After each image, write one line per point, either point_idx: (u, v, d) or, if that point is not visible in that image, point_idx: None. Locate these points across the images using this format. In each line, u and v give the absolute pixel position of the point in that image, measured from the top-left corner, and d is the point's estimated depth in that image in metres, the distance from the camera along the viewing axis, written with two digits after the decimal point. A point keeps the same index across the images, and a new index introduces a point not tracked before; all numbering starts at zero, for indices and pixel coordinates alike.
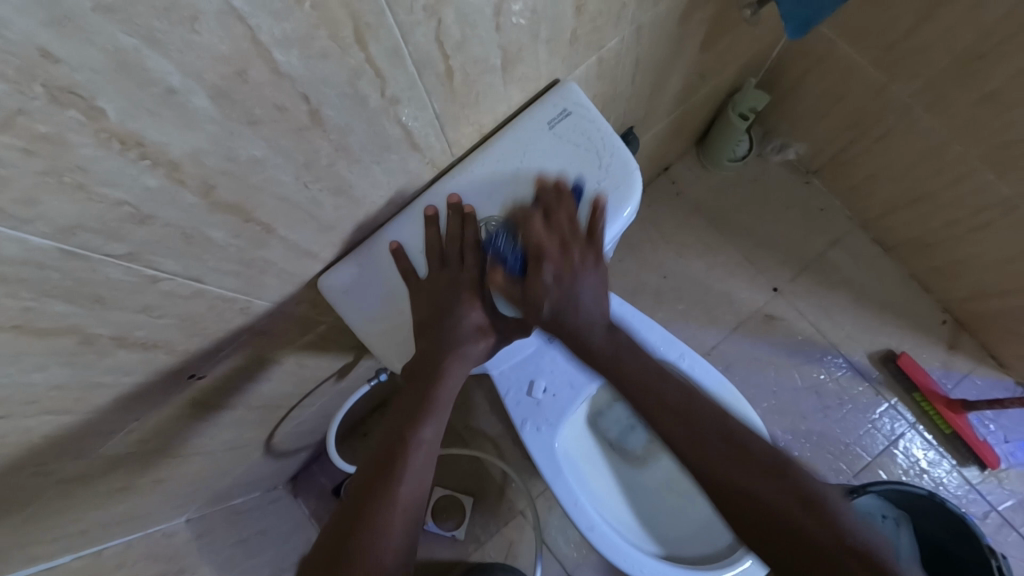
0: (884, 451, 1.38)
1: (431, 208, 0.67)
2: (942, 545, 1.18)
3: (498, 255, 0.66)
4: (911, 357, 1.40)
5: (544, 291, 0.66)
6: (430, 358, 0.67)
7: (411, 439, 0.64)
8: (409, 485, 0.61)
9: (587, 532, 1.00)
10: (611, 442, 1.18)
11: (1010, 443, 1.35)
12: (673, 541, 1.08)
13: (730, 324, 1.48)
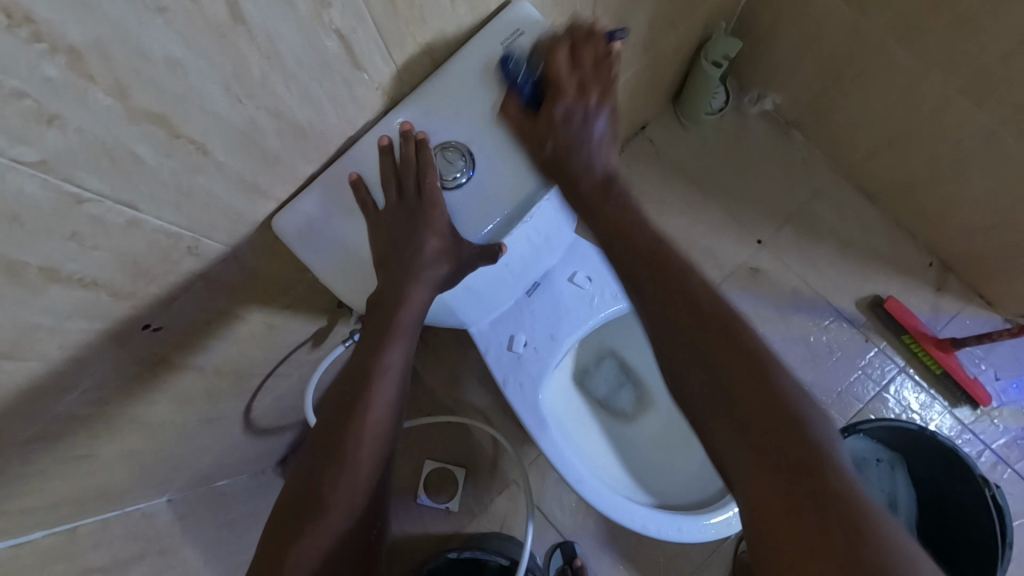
0: (876, 397, 1.38)
1: (384, 138, 0.64)
2: (939, 485, 1.17)
3: (509, 79, 0.66)
4: (899, 302, 1.38)
5: (553, 126, 0.68)
6: (392, 289, 0.67)
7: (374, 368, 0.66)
8: (376, 414, 0.65)
9: (577, 487, 0.98)
10: (599, 401, 1.16)
11: (1002, 382, 1.34)
12: (663, 492, 1.08)
13: (716, 280, 1.46)
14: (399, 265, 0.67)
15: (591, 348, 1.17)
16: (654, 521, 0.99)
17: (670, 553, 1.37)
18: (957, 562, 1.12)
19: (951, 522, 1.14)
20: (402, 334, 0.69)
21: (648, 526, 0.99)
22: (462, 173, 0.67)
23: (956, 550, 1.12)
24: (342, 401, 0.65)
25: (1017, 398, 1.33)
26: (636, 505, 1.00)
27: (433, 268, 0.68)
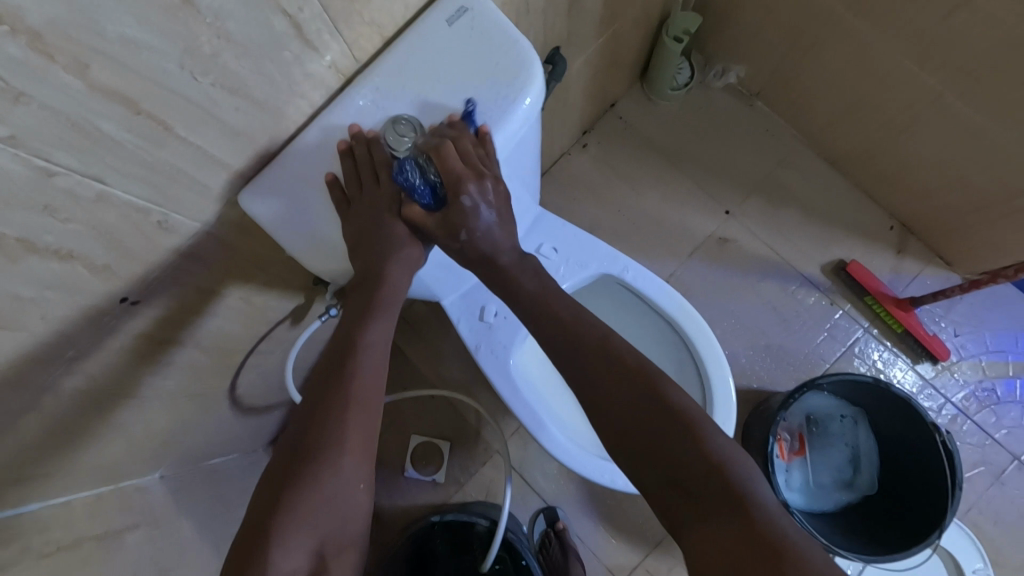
0: (841, 357, 1.43)
1: (341, 143, 0.69)
2: (898, 436, 1.22)
3: (408, 188, 0.71)
4: (862, 265, 1.43)
5: (463, 219, 0.72)
6: (375, 272, 0.73)
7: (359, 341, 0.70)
8: (363, 381, 0.67)
9: (547, 446, 1.04)
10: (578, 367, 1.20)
11: (960, 337, 1.40)
12: None
13: (686, 251, 1.51)
14: (379, 255, 0.73)
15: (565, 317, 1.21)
16: (623, 476, 1.04)
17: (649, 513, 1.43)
18: (911, 515, 1.17)
19: (911, 475, 1.19)
20: (386, 311, 0.73)
21: (618, 481, 1.03)
22: (410, 146, 0.69)
23: (914, 502, 1.17)
24: (328, 374, 0.68)
25: (975, 352, 1.40)
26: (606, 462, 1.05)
27: (406, 252, 0.75)
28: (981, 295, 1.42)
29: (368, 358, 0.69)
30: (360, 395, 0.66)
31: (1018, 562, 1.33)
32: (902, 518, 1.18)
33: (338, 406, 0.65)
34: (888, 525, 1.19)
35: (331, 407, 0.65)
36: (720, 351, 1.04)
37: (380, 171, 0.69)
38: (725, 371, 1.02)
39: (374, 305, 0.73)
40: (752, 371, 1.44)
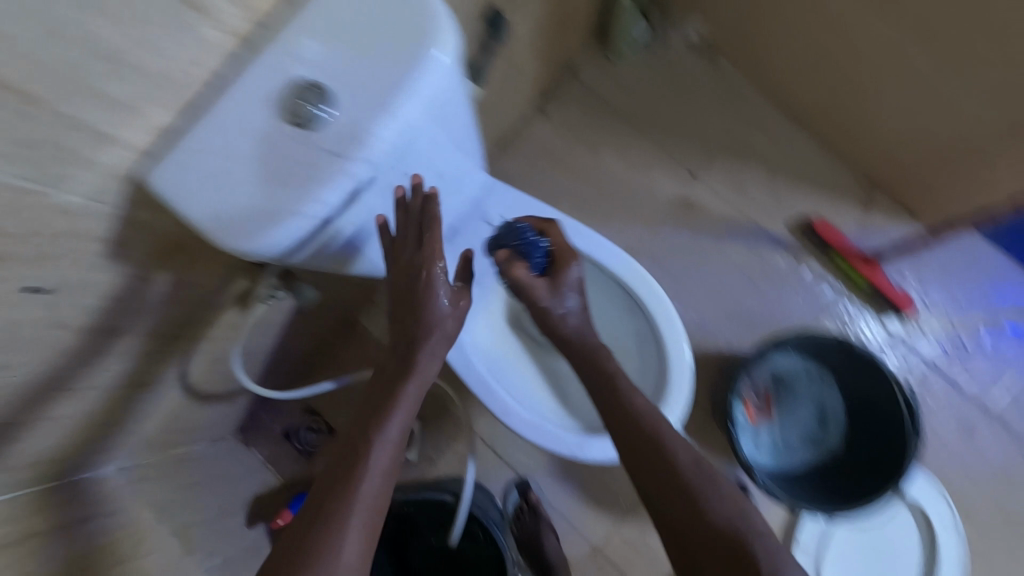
0: (810, 315, 1.42)
1: (398, 189, 0.75)
2: (864, 394, 1.22)
3: (528, 251, 0.85)
4: (826, 221, 1.42)
5: (565, 280, 0.84)
6: (402, 363, 0.77)
7: (375, 438, 0.70)
8: (370, 484, 0.67)
9: (505, 419, 1.03)
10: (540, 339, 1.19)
11: (927, 291, 1.39)
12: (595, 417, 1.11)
13: (651, 215, 1.48)
14: (412, 335, 0.77)
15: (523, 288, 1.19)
16: (578, 444, 1.03)
17: (620, 480, 1.43)
18: (872, 472, 1.17)
19: (873, 433, 1.20)
20: (404, 405, 0.74)
21: (578, 450, 1.02)
22: (319, 113, 0.63)
23: (876, 458, 1.18)
24: (339, 465, 0.69)
25: (941, 305, 1.39)
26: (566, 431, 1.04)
27: (431, 352, 0.78)
28: (948, 247, 1.40)
29: (379, 454, 0.69)
30: (364, 502, 0.66)
31: (983, 509, 1.34)
32: (864, 475, 1.18)
33: (338, 502, 0.65)
34: (851, 483, 1.19)
35: (333, 505, 0.65)
36: (672, 311, 1.02)
37: (424, 224, 0.76)
38: (681, 333, 1.01)
39: (393, 394, 0.75)
40: (720, 335, 1.42)
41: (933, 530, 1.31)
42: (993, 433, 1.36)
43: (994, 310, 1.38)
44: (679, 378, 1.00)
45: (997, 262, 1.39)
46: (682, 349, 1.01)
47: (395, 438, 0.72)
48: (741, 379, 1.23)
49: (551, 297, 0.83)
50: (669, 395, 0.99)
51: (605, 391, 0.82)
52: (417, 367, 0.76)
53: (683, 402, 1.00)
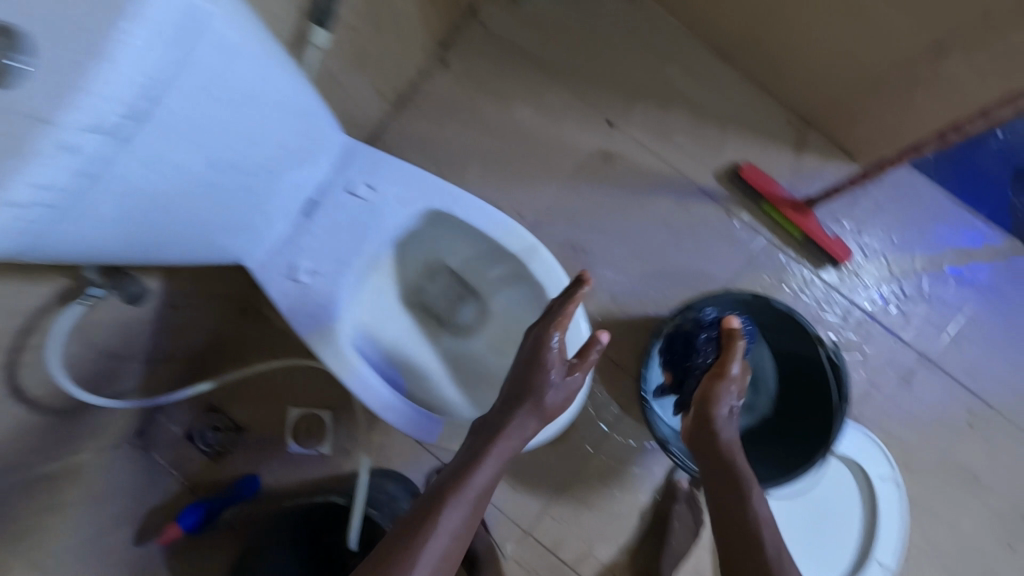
0: (741, 271, 1.31)
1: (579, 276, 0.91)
2: (794, 355, 1.12)
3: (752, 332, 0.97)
4: (756, 167, 1.30)
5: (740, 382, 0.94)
6: (495, 423, 0.87)
7: (465, 482, 0.81)
8: (450, 518, 0.78)
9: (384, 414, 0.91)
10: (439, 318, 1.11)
11: (865, 236, 1.30)
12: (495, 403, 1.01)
13: (568, 172, 1.35)
14: (513, 397, 0.88)
15: (414, 265, 1.08)
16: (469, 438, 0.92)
17: (549, 459, 1.34)
18: (805, 430, 1.09)
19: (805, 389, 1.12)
20: (492, 459, 0.84)
21: (467, 445, 0.91)
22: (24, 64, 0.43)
23: (808, 416, 1.10)
24: (423, 505, 0.80)
25: (880, 250, 1.30)
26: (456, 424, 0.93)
27: (525, 415, 0.87)
28: (886, 187, 1.30)
29: (457, 506, 0.79)
30: (443, 531, 0.77)
31: (924, 461, 1.28)
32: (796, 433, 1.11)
33: (415, 539, 0.75)
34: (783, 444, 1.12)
35: (419, 526, 0.77)
36: (566, 281, 0.91)
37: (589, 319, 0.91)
38: (578, 306, 0.91)
39: (481, 451, 0.85)
40: (646, 296, 1.33)
41: (872, 486, 1.25)
42: (934, 382, 1.28)
43: (935, 251, 1.29)
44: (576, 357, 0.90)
45: (937, 200, 1.30)
46: (579, 324, 0.90)
47: (475, 491, 0.82)
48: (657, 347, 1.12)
49: (735, 386, 0.94)
50: (566, 374, 0.90)
51: (709, 435, 0.93)
52: (514, 422, 0.86)
53: (581, 383, 0.89)
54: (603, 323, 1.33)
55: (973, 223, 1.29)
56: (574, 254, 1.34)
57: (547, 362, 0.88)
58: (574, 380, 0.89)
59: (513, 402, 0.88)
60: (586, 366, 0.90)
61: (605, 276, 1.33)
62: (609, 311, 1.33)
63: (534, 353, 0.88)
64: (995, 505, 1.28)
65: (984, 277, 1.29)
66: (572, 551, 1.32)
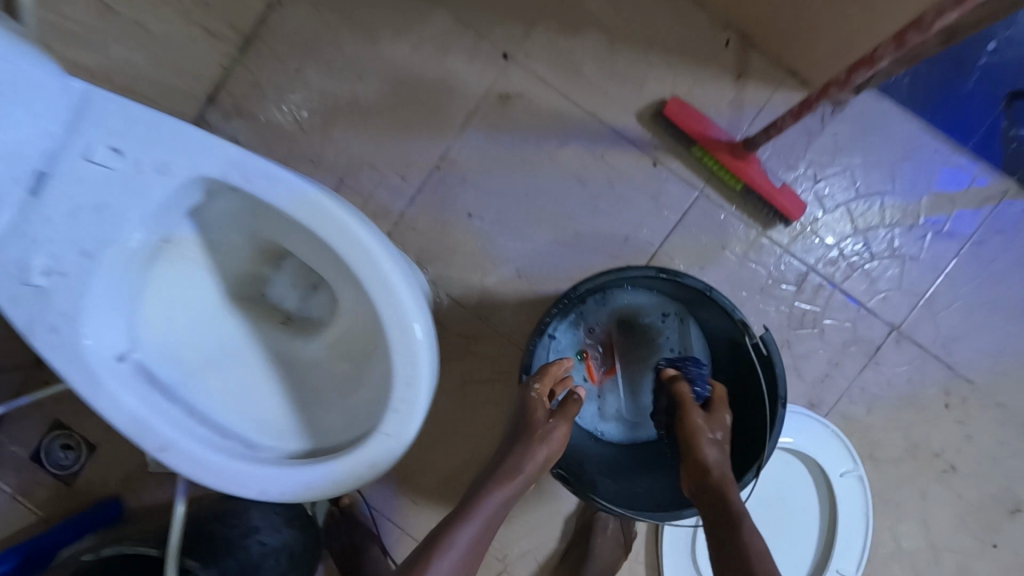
0: (672, 234, 1.08)
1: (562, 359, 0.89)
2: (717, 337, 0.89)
3: (694, 381, 0.85)
4: (685, 102, 1.04)
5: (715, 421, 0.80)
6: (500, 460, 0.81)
7: (462, 523, 0.73)
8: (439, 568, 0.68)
9: (158, 453, 0.68)
10: (288, 314, 0.88)
11: (823, 184, 1.05)
12: (337, 427, 0.78)
13: (457, 121, 1.09)
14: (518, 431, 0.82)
15: (247, 251, 0.85)
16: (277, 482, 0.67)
17: (453, 466, 1.14)
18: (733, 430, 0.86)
19: (735, 378, 0.88)
20: (482, 512, 0.74)
21: (267, 490, 0.67)
22: None
23: (736, 413, 0.86)
24: (411, 558, 0.70)
25: (841, 201, 1.05)
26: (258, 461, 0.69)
27: (525, 449, 0.80)
28: (849, 121, 1.04)
29: (450, 553, 0.70)
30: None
31: (894, 452, 1.07)
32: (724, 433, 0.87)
33: None
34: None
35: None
36: (390, 263, 0.65)
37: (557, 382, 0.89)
38: (409, 301, 0.65)
39: (484, 490, 0.77)
40: (560, 269, 1.10)
41: (831, 485, 1.04)
42: (905, 358, 1.06)
43: (909, 199, 1.05)
44: (405, 370, 0.65)
45: (913, 134, 1.04)
46: (409, 327, 0.65)
47: (462, 551, 0.71)
48: (541, 345, 0.90)
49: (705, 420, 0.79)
50: (393, 394, 0.65)
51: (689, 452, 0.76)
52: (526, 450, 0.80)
53: (414, 406, 0.65)
54: (509, 304, 1.11)
55: (956, 163, 1.05)
56: (470, 223, 1.11)
57: (534, 409, 0.83)
58: (405, 402, 0.65)
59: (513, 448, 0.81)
60: (420, 382, 0.65)
61: (508, 249, 1.10)
62: (516, 290, 1.11)
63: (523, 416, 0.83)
64: (978, 501, 1.07)
65: (969, 228, 1.05)
66: (485, 568, 1.15)
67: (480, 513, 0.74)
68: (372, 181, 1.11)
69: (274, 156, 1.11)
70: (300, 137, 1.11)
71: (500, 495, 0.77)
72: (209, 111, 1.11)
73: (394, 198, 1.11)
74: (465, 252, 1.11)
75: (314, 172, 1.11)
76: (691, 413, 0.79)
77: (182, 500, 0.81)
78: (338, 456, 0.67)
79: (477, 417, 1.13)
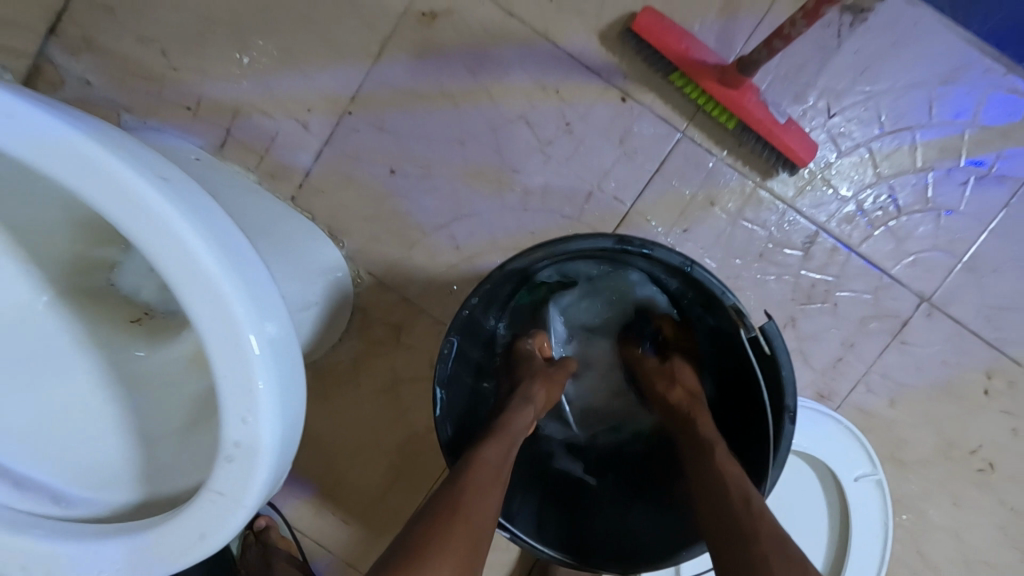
0: (648, 188, 0.85)
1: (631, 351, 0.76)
2: (718, 333, 0.66)
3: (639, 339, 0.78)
4: (660, 13, 0.80)
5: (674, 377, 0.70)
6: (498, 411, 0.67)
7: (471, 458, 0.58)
8: (471, 496, 0.54)
9: None
10: (145, 306, 0.64)
11: (839, 119, 0.82)
12: (167, 469, 0.58)
13: (371, 48, 0.86)
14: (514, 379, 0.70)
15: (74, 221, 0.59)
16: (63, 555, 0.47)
17: (388, 480, 0.95)
18: (736, 446, 0.66)
19: (734, 382, 0.67)
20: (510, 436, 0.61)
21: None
22: None
23: (734, 425, 0.67)
24: (427, 507, 0.54)
25: (861, 141, 0.83)
26: (58, 534, 0.48)
27: (531, 384, 0.67)
28: (872, 34, 0.81)
29: (481, 491, 0.55)
30: (466, 510, 0.53)
31: (919, 450, 0.89)
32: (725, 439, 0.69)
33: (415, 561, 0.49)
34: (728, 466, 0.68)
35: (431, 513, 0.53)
36: (206, 248, 0.43)
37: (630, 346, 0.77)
38: (233, 301, 0.44)
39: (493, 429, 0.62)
40: (507, 236, 0.88)
41: (842, 490, 0.85)
42: (938, 336, 0.86)
43: (948, 135, 0.83)
44: (238, 404, 0.44)
45: (954, 49, 0.81)
46: (240, 343, 0.43)
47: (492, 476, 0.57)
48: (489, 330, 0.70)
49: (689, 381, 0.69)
50: (224, 440, 0.44)
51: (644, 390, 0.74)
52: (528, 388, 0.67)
53: (256, 455, 0.45)
54: (450, 284, 0.89)
55: (1009, 87, 0.82)
56: (393, 181, 0.88)
57: (519, 358, 0.71)
58: (244, 447, 0.44)
59: (512, 395, 0.67)
60: (260, 415, 0.44)
61: (443, 213, 0.88)
62: (455, 266, 0.89)
63: (513, 364, 0.71)
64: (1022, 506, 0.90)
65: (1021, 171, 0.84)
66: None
67: (506, 432, 0.61)
68: (268, 131, 0.88)
69: (139, 102, 0.88)
70: (169, 77, 0.87)
71: (531, 414, 0.64)
72: (51, 45, 0.87)
73: (296, 152, 0.88)
74: (388, 219, 0.89)
75: (191, 122, 0.88)
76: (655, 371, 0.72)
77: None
78: (141, 525, 0.48)
79: (414, 421, 0.93)
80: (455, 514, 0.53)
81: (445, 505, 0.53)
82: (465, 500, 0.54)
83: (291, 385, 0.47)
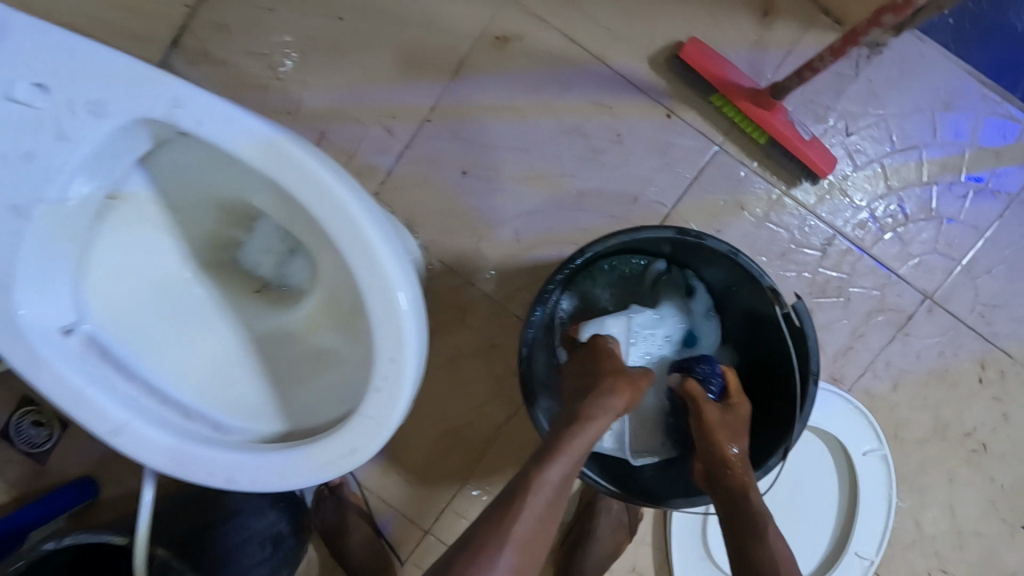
0: (686, 193, 0.98)
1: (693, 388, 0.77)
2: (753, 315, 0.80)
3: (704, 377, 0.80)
4: (703, 43, 0.93)
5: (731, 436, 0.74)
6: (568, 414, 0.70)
7: (535, 480, 0.64)
8: (524, 523, 0.61)
9: (112, 438, 0.60)
10: (263, 281, 0.78)
11: (855, 138, 0.95)
12: (298, 408, 0.71)
13: (450, 65, 1.00)
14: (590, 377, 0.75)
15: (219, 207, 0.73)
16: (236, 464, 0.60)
17: (448, 446, 1.07)
18: (769, 405, 0.79)
19: (768, 353, 0.79)
20: (573, 452, 0.66)
21: (235, 479, 0.60)
22: None
23: (771, 389, 0.79)
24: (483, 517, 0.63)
25: (874, 157, 0.95)
26: (234, 449, 0.61)
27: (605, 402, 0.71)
28: (886, 65, 0.94)
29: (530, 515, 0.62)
30: (520, 539, 0.61)
31: (919, 430, 1.00)
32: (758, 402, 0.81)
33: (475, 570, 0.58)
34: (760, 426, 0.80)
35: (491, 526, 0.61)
36: (372, 225, 0.56)
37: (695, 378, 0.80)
38: (390, 268, 0.56)
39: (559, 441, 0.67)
40: (562, 231, 1.00)
41: (851, 462, 0.97)
42: (938, 329, 0.98)
43: (949, 154, 0.95)
44: (389, 346, 0.57)
45: (957, 80, 0.94)
46: (393, 299, 0.56)
47: (545, 503, 0.63)
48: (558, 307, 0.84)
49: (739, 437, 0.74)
50: (375, 374, 0.57)
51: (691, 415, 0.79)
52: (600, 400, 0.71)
53: (399, 390, 0.57)
54: (509, 272, 1.02)
55: (1004, 113, 0.95)
56: (463, 181, 1.01)
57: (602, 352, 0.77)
58: (389, 382, 0.57)
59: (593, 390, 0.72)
60: (405, 355, 0.57)
61: (505, 210, 1.01)
62: (514, 256, 1.02)
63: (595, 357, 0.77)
64: (1009, 482, 1.01)
65: (1014, 186, 0.96)
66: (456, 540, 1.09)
67: (572, 450, 0.66)
68: (356, 134, 1.01)
69: (246, 106, 1.01)
70: (274, 85, 1.01)
71: (610, 419, 0.70)
72: (174, 55, 1.00)
73: (380, 153, 1.01)
74: (458, 214, 1.01)
75: (290, 125, 1.01)
76: (714, 421, 0.74)
77: (148, 512, 0.71)
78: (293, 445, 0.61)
79: (472, 393, 1.06)
80: (502, 539, 0.60)
81: (500, 528, 0.61)
82: (518, 528, 0.61)
83: (425, 335, 0.60)
